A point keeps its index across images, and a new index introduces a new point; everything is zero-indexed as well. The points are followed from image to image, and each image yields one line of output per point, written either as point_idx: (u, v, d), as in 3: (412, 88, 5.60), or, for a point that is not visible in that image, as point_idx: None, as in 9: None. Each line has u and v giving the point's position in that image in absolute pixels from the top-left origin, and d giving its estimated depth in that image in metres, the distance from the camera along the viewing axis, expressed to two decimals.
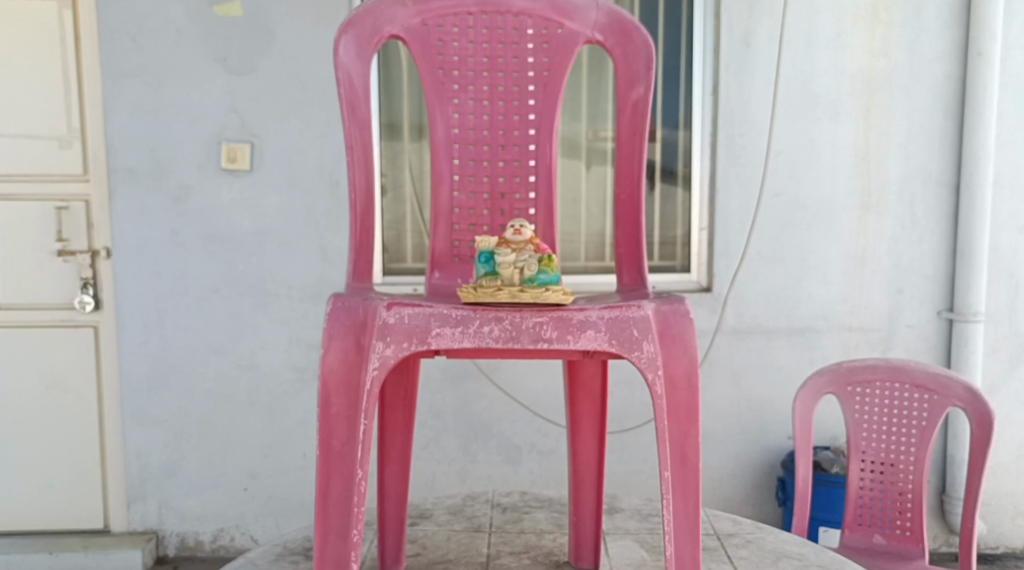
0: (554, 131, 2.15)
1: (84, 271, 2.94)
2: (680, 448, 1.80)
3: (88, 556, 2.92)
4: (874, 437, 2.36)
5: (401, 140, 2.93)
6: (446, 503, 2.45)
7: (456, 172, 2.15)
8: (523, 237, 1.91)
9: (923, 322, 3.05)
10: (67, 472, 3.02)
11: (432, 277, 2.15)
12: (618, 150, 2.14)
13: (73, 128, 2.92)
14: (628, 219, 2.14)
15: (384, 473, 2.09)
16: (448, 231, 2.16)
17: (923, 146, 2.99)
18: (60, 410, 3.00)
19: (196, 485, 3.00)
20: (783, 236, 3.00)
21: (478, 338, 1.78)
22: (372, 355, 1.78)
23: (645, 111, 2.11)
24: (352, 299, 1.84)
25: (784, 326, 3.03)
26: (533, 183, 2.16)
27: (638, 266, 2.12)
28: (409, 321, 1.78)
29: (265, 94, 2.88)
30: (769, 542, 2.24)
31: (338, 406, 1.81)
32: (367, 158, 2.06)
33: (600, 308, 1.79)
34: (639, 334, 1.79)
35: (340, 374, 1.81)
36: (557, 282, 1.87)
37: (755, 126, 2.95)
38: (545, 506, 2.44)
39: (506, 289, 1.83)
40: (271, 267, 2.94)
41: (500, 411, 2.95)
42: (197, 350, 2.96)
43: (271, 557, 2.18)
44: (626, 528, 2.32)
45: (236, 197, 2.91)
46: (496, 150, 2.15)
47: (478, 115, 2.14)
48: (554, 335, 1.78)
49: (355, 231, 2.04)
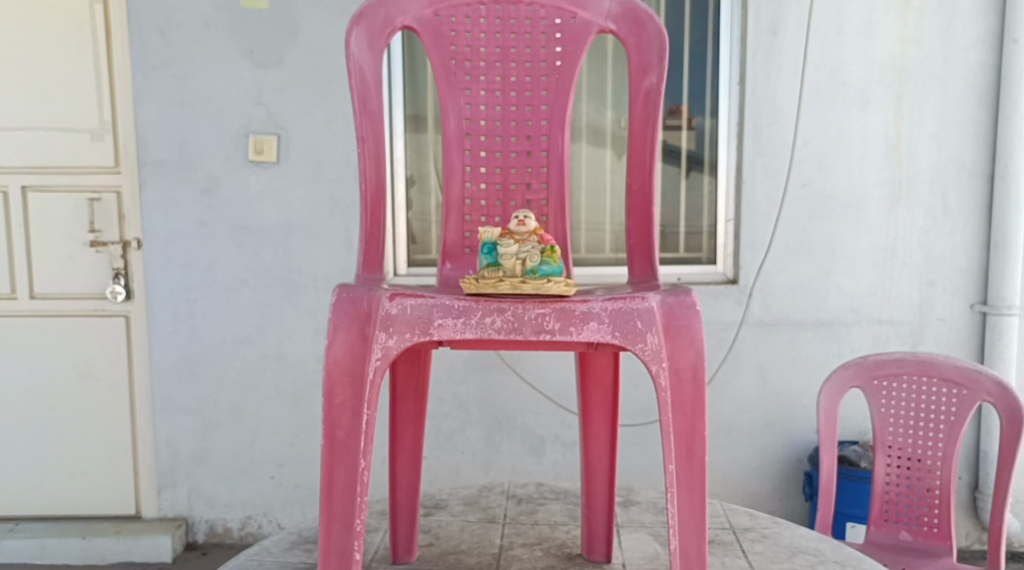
0: (567, 122, 2.14)
1: (115, 261, 2.98)
2: (687, 442, 1.79)
3: (119, 541, 2.97)
4: (901, 431, 2.33)
5: (426, 131, 2.94)
6: (461, 494, 2.45)
7: (468, 163, 2.15)
8: (527, 228, 1.91)
9: (955, 315, 3.00)
10: (99, 459, 3.07)
11: (443, 268, 2.14)
12: (631, 140, 2.12)
13: (104, 120, 2.95)
14: (640, 210, 2.12)
15: (395, 463, 2.09)
16: (459, 222, 2.16)
17: (956, 136, 2.94)
18: (92, 398, 3.05)
19: (225, 473, 3.03)
20: (811, 227, 2.97)
21: (481, 329, 1.78)
22: (375, 346, 1.79)
23: (657, 101, 2.09)
24: (357, 290, 1.85)
25: (811, 319, 3.00)
26: (545, 175, 2.15)
27: (649, 257, 2.11)
28: (412, 313, 1.78)
29: (291, 87, 2.90)
30: (785, 537, 2.22)
31: (342, 398, 1.81)
32: (378, 150, 2.07)
33: (603, 300, 1.78)
34: (642, 326, 1.79)
35: (344, 365, 1.82)
36: (560, 273, 1.87)
37: (783, 116, 2.93)
38: (561, 498, 2.44)
39: (508, 280, 1.82)
40: (297, 258, 2.95)
41: (524, 402, 2.95)
42: (224, 341, 2.99)
43: (285, 545, 2.20)
44: (642, 521, 2.31)
45: (263, 189, 2.93)
46: (508, 141, 2.14)
47: (490, 107, 2.14)
48: (557, 327, 1.78)
49: (366, 223, 2.04)
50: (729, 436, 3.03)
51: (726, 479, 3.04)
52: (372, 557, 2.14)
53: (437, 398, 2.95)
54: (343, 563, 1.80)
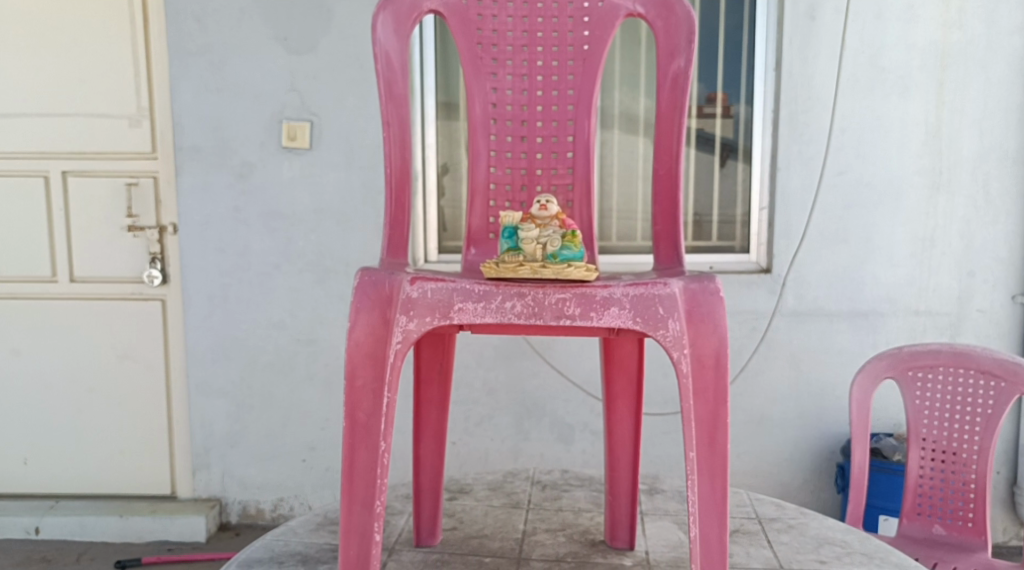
0: (593, 107, 2.13)
1: (152, 246, 3.01)
2: (709, 430, 1.78)
3: (154, 520, 3.01)
4: (935, 424, 2.29)
5: (457, 117, 2.93)
6: (486, 479, 2.46)
7: (493, 148, 2.15)
8: (549, 212, 1.91)
9: (995, 306, 2.95)
10: (136, 440, 3.11)
11: (468, 253, 2.15)
12: (658, 124, 2.10)
13: (142, 107, 2.98)
14: (666, 196, 2.11)
15: (418, 447, 2.11)
16: (484, 207, 2.16)
17: (999, 123, 2.89)
18: (128, 381, 3.09)
19: (257, 455, 3.06)
20: (847, 216, 2.93)
21: (501, 314, 1.79)
22: (396, 329, 1.80)
23: (684, 85, 2.07)
24: (379, 273, 1.85)
25: (846, 309, 2.97)
26: (571, 159, 2.15)
27: (674, 244, 2.09)
28: (432, 296, 1.80)
29: (324, 73, 2.91)
30: (812, 528, 2.20)
31: (362, 380, 1.82)
32: (404, 134, 2.07)
33: (624, 285, 1.78)
34: (664, 312, 1.78)
35: (365, 348, 1.82)
36: (580, 258, 1.87)
37: (820, 103, 2.89)
38: (586, 485, 2.43)
39: (528, 265, 1.83)
40: (330, 244, 2.97)
41: (554, 390, 2.95)
42: (257, 325, 3.01)
43: (311, 526, 2.22)
44: (668, 510, 2.30)
45: (296, 174, 2.95)
46: (534, 126, 2.14)
47: (516, 91, 2.13)
48: (577, 312, 1.78)
49: (390, 207, 2.05)
50: (761, 426, 3.01)
51: (757, 469, 3.02)
52: (395, 539, 2.15)
53: (467, 384, 2.96)
54: (363, 544, 1.82)
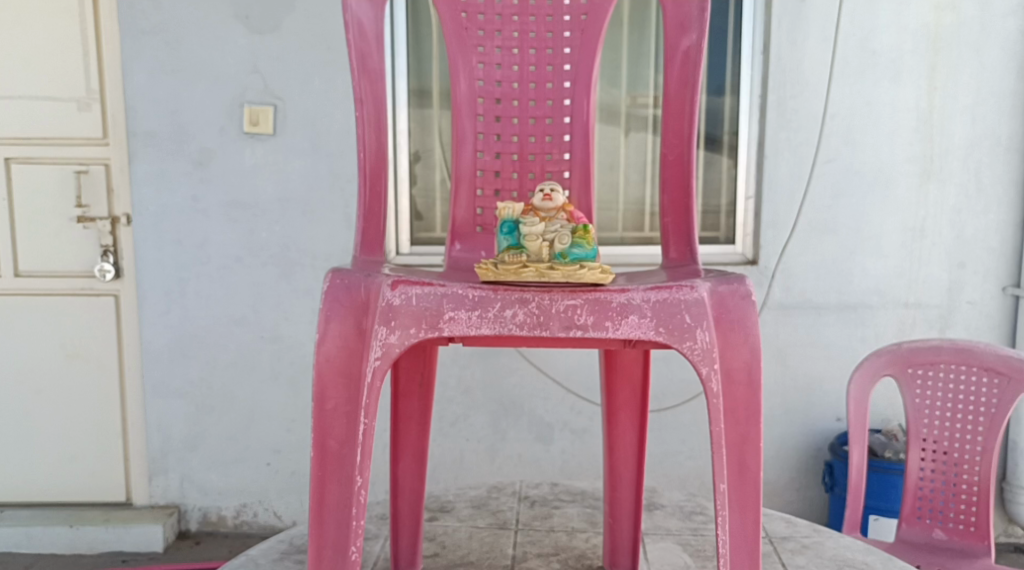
0: (592, 84, 2.02)
1: (104, 238, 2.83)
2: (739, 454, 1.66)
3: (108, 530, 2.84)
4: (936, 423, 2.18)
5: (430, 106, 2.78)
6: (469, 495, 2.34)
7: (481, 131, 2.03)
8: (554, 204, 1.78)
9: (985, 299, 2.86)
10: (88, 445, 2.93)
11: (452, 249, 2.03)
12: (667, 104, 1.99)
13: (91, 89, 2.79)
14: (676, 184, 1.99)
15: (396, 468, 1.96)
16: (471, 196, 2.04)
17: (991, 109, 2.78)
18: (80, 380, 2.91)
19: (219, 459, 2.91)
20: (836, 206, 2.82)
21: (500, 324, 1.64)
22: (374, 342, 1.66)
23: (696, 61, 1.96)
24: (352, 275, 1.71)
25: (834, 302, 2.86)
26: (568, 143, 2.03)
27: (687, 239, 1.97)
28: (417, 304, 1.66)
29: (288, 54, 2.74)
30: (829, 548, 2.08)
31: (333, 403, 1.69)
32: (378, 114, 1.94)
33: (644, 290, 1.65)
34: (691, 322, 1.64)
35: (336, 365, 1.69)
36: (593, 257, 1.73)
37: (809, 88, 2.77)
38: (577, 500, 2.31)
39: (533, 266, 1.69)
40: (295, 235, 2.81)
41: (532, 387, 2.81)
42: (218, 321, 2.85)
43: (275, 556, 2.07)
44: (668, 528, 2.18)
45: (258, 162, 2.78)
46: (527, 106, 2.03)
47: (505, 68, 2.02)
48: (590, 322, 1.65)
49: (364, 197, 1.92)
50: None
51: None
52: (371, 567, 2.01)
53: (441, 382, 2.81)
54: None
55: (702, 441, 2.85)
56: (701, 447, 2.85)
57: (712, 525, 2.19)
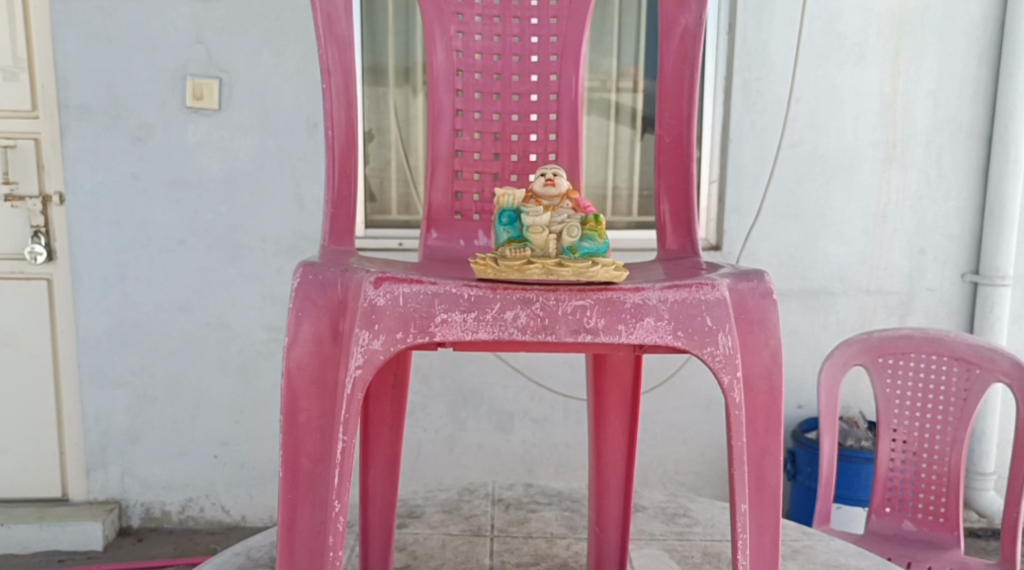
0: (580, 59, 1.98)
1: (34, 218, 2.67)
2: (758, 469, 1.62)
3: (44, 528, 2.70)
4: (907, 414, 2.14)
5: (386, 83, 2.67)
6: (439, 499, 2.29)
7: (459, 107, 1.99)
8: (557, 189, 1.67)
9: (945, 285, 2.83)
10: (20, 437, 2.78)
11: (428, 237, 1.98)
12: (665, 81, 1.95)
13: (19, 58, 2.62)
14: (675, 168, 1.96)
15: (367, 477, 1.87)
16: (449, 180, 2.00)
17: (954, 94, 2.75)
18: (10, 369, 2.76)
19: (162, 452, 2.79)
20: (800, 190, 2.77)
21: (500, 327, 1.56)
22: (356, 349, 1.57)
23: (696, 37, 1.93)
24: (327, 270, 1.62)
25: (797, 289, 2.81)
26: (555, 122, 2.00)
27: (688, 230, 1.94)
28: (404, 306, 1.56)
29: (234, 24, 2.60)
30: (820, 553, 2.02)
31: (306, 416, 1.59)
32: (347, 86, 1.84)
33: (661, 290, 1.58)
34: (712, 324, 1.58)
35: (309, 373, 1.60)
36: (604, 252, 1.64)
37: (775, 71, 2.70)
38: (554, 503, 2.28)
39: (539, 263, 1.61)
40: (243, 217, 2.68)
41: (491, 376, 2.73)
42: (160, 307, 2.71)
43: None
44: (653, 533, 2.14)
45: (202, 138, 2.64)
46: (509, 80, 1.99)
47: (486, 39, 1.98)
48: (601, 325, 1.57)
49: (333, 180, 1.83)
50: (708, 411, 2.79)
51: (704, 457, 2.81)
52: None
53: None
54: None
55: (663, 430, 2.80)
56: (663, 436, 2.80)
57: (698, 529, 2.16)
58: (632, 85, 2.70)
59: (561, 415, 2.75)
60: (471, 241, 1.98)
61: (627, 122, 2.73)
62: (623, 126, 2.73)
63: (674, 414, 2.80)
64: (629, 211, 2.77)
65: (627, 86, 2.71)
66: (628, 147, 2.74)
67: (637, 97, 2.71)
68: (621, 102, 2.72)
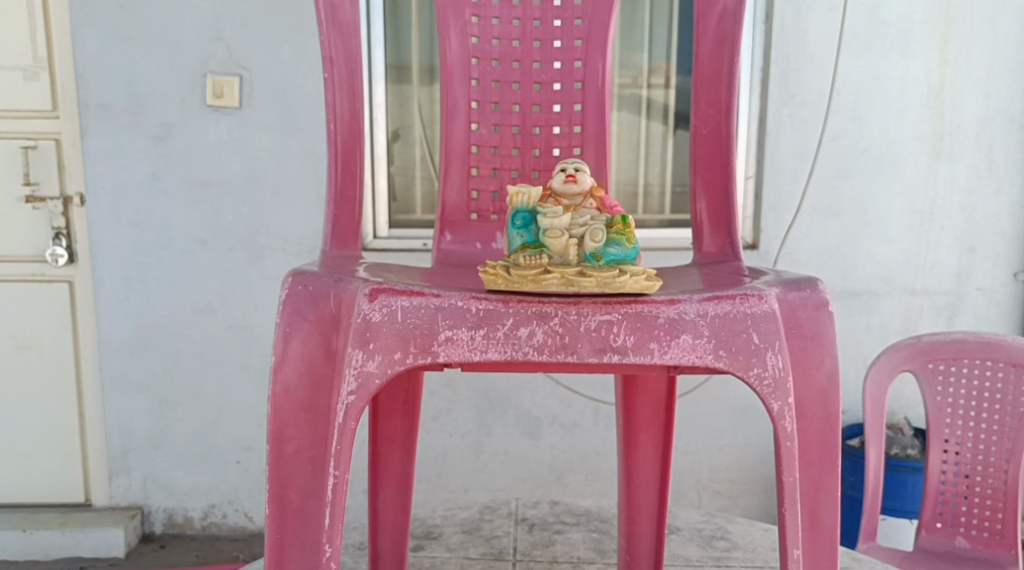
0: (607, 44, 1.89)
1: (55, 220, 2.62)
2: (812, 503, 1.55)
3: (65, 534, 2.65)
4: (959, 423, 2.02)
5: (410, 81, 2.58)
6: (459, 519, 2.20)
7: (475, 98, 1.90)
8: (580, 186, 1.59)
9: (995, 285, 2.71)
10: (42, 442, 2.73)
11: (442, 240, 1.90)
12: (701, 65, 1.85)
13: (38, 57, 2.56)
14: (713, 159, 1.86)
15: (378, 499, 1.83)
16: (463, 177, 1.91)
17: (1005, 85, 2.62)
18: (32, 374, 2.71)
19: (185, 457, 2.72)
20: (841, 186, 2.65)
21: (513, 347, 1.48)
22: (348, 370, 1.49)
23: (736, 17, 1.82)
24: (319, 282, 1.55)
25: (838, 290, 2.69)
26: (580, 113, 1.91)
27: (727, 232, 1.84)
28: (401, 325, 1.49)
29: (254, 20, 2.53)
30: None
31: (294, 445, 1.53)
32: (353, 81, 1.82)
33: (700, 302, 1.49)
34: (759, 341, 1.49)
35: (298, 398, 1.53)
36: (633, 258, 1.54)
37: (814, 61, 2.59)
38: (581, 524, 2.18)
39: (557, 271, 1.52)
40: (264, 217, 2.61)
41: (519, 380, 2.64)
42: (181, 311, 2.65)
43: None
44: (688, 558, 2.04)
45: (223, 138, 2.58)
46: (530, 68, 1.90)
47: (505, 23, 1.89)
48: (631, 343, 1.48)
49: (336, 178, 1.81)
50: (745, 417, 2.69)
51: (740, 464, 2.71)
52: None
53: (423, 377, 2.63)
54: None
55: (697, 436, 2.70)
56: (698, 443, 2.70)
57: (736, 554, 2.06)
58: (663, 81, 2.60)
59: (591, 420, 2.66)
60: (488, 244, 1.90)
61: (658, 118, 2.63)
62: (655, 123, 2.63)
63: (708, 420, 2.69)
64: (661, 209, 2.66)
65: (659, 82, 2.60)
66: (660, 144, 2.64)
67: (669, 93, 2.61)
68: (652, 98, 2.62)
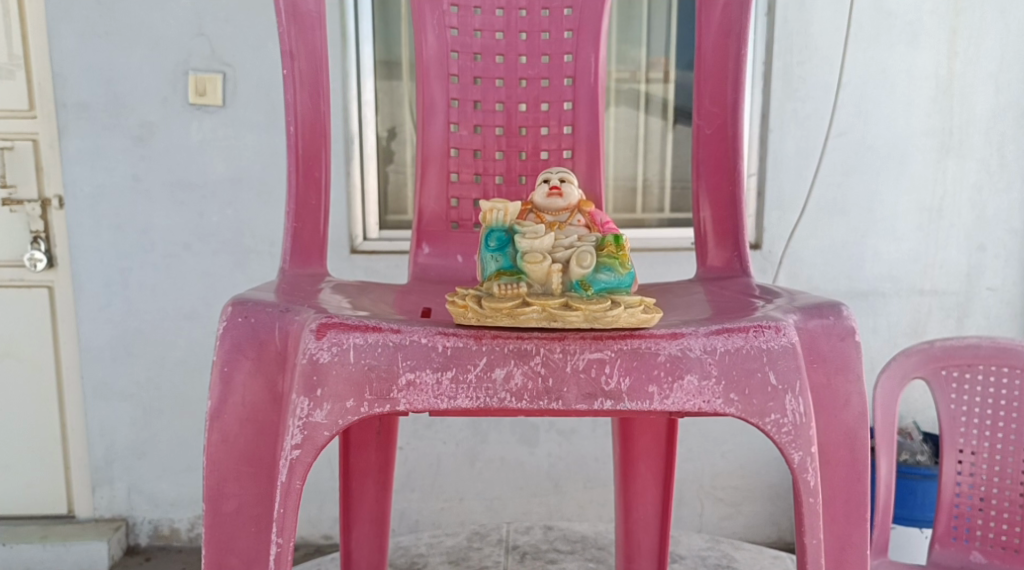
0: (600, 35, 1.80)
1: (34, 223, 2.52)
2: (838, 560, 1.48)
3: (47, 548, 2.57)
4: (975, 432, 1.93)
5: (400, 78, 2.49)
6: (445, 546, 2.12)
7: (455, 96, 1.81)
8: (565, 201, 1.53)
9: (1006, 284, 2.62)
10: (23, 452, 2.65)
11: (419, 253, 1.81)
12: (703, 56, 1.77)
13: (13, 54, 2.47)
14: (717, 159, 1.77)
15: (351, 538, 1.77)
16: (442, 182, 1.82)
17: (1016, 77, 2.52)
18: (11, 382, 2.62)
19: (170, 467, 2.64)
20: (847, 183, 2.56)
21: (489, 394, 1.40)
22: (293, 419, 1.40)
23: (743, 4, 1.73)
24: (263, 317, 1.48)
25: (844, 290, 2.60)
26: (570, 112, 1.82)
27: (732, 243, 1.75)
28: (352, 369, 1.40)
29: (237, 15, 2.44)
30: None
31: (234, 503, 1.46)
32: (317, 80, 1.75)
33: (707, 337, 1.40)
34: (777, 382, 1.40)
35: (237, 449, 1.47)
36: (629, 284, 1.44)
37: (819, 54, 2.49)
38: (577, 552, 2.10)
39: (537, 303, 1.41)
40: (250, 219, 2.52)
41: None
42: (165, 316, 2.56)
43: None
44: None
45: (207, 137, 2.48)
46: (515, 62, 1.81)
47: (487, 13, 1.80)
48: (626, 388, 1.40)
49: (297, 189, 1.74)
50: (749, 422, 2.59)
51: (744, 471, 2.62)
52: None
53: None
54: None
55: (700, 442, 2.60)
56: (700, 449, 2.61)
57: None
58: (662, 76, 2.51)
59: (589, 427, 2.57)
60: (469, 256, 1.81)
61: (657, 113, 2.53)
62: (654, 118, 2.54)
63: (710, 426, 2.60)
64: (661, 207, 2.57)
65: (657, 76, 2.51)
66: (660, 139, 2.55)
67: (668, 88, 2.52)
68: (651, 93, 2.52)
